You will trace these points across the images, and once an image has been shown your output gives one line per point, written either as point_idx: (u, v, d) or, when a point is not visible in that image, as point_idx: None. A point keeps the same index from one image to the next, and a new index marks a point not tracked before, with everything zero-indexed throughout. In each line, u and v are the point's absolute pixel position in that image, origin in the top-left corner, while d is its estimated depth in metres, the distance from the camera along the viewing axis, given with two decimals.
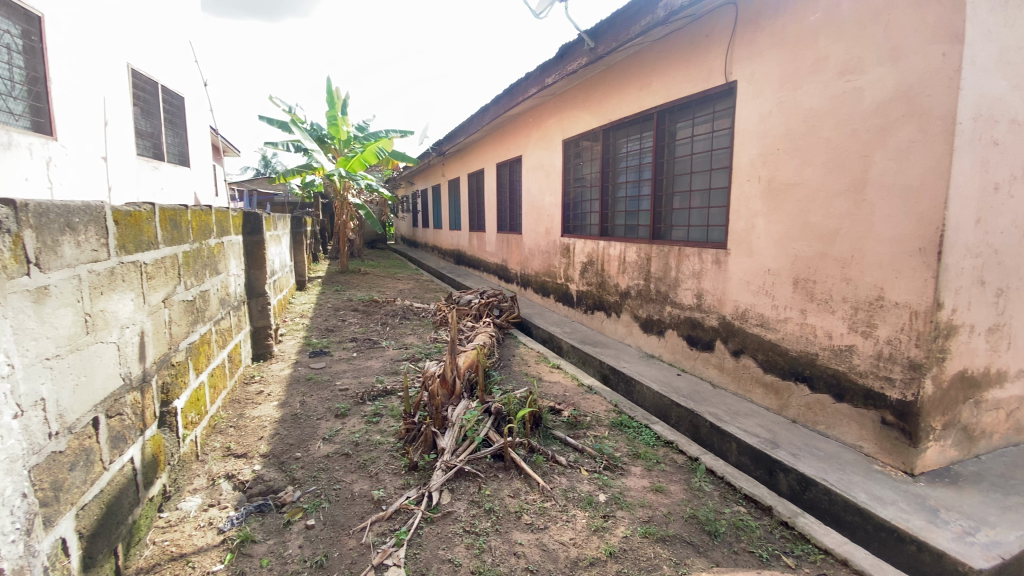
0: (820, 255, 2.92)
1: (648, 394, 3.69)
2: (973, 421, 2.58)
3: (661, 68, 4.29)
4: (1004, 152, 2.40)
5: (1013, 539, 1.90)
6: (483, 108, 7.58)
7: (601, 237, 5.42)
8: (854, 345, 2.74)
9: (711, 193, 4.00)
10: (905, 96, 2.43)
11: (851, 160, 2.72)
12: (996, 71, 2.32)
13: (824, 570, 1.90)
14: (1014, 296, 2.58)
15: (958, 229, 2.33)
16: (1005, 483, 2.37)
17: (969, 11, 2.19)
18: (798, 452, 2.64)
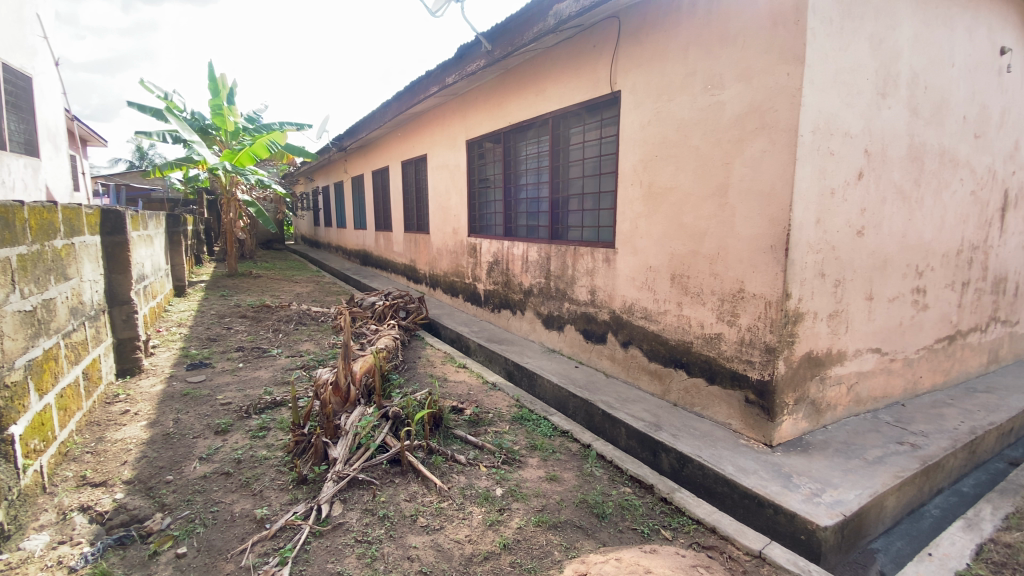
0: (693, 253, 3.21)
1: (549, 387, 3.83)
2: (819, 395, 2.98)
3: (556, 73, 4.46)
4: (838, 161, 2.80)
5: (850, 497, 2.22)
6: (384, 105, 7.38)
7: (505, 237, 5.51)
8: (722, 333, 3.05)
9: (601, 196, 4.23)
10: (758, 110, 2.75)
11: (716, 167, 3.02)
12: (831, 91, 2.68)
13: (696, 538, 2.09)
14: (847, 286, 3.01)
15: (801, 229, 2.67)
16: (845, 447, 2.76)
17: (807, 38, 2.51)
18: (678, 432, 2.88)
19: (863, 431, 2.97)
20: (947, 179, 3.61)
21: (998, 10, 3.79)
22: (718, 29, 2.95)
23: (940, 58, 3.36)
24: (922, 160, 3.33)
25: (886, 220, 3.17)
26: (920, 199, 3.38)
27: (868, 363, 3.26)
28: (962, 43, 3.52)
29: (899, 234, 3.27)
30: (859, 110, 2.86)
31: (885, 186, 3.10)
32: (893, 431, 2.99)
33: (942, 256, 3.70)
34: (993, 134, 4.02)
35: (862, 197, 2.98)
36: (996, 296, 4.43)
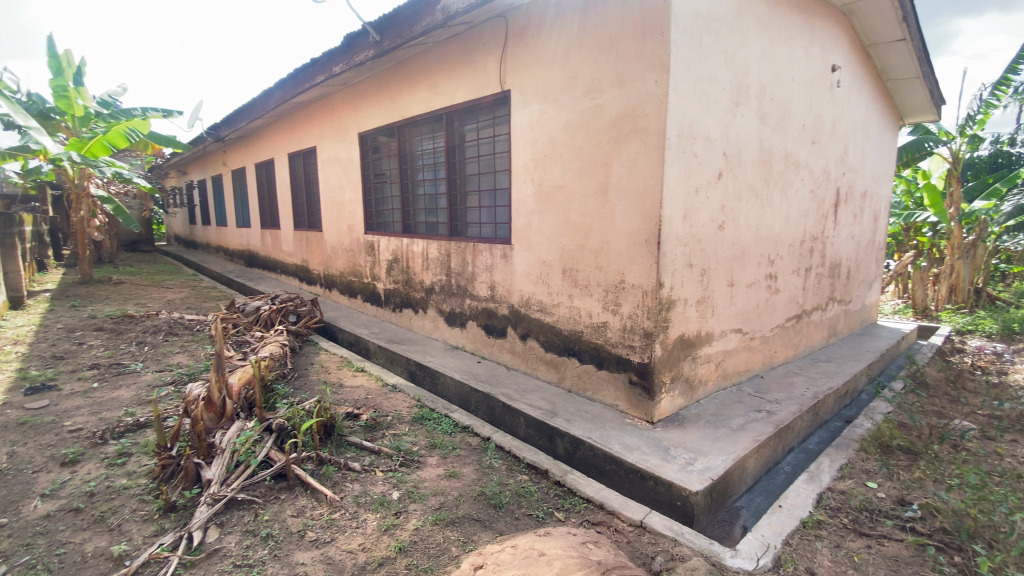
0: (581, 248, 3.38)
1: (450, 384, 3.82)
2: (692, 373, 3.30)
3: (448, 69, 4.42)
4: (700, 163, 3.10)
5: (717, 462, 2.49)
6: (266, 93, 6.84)
7: (403, 234, 5.39)
8: (608, 322, 3.25)
9: (496, 193, 4.29)
10: (632, 114, 2.96)
11: (598, 166, 3.20)
12: (693, 99, 2.96)
13: (586, 516, 2.22)
14: (712, 275, 3.37)
15: (670, 224, 2.93)
16: (714, 418, 3.08)
17: (670, 50, 2.75)
18: (571, 418, 3.03)
19: (730, 403, 3.34)
20: (791, 179, 4.16)
21: (828, 33, 4.41)
22: (597, 35, 3.12)
23: (783, 73, 3.85)
24: (770, 162, 3.80)
25: (743, 215, 3.58)
26: (769, 197, 3.86)
27: (733, 342, 3.67)
28: (800, 60, 4.06)
29: (754, 228, 3.72)
30: (717, 117, 3.19)
31: (740, 185, 3.50)
32: (754, 401, 3.39)
33: (789, 246, 4.25)
34: (827, 140, 4.70)
35: (721, 195, 3.33)
36: (833, 279, 5.20)
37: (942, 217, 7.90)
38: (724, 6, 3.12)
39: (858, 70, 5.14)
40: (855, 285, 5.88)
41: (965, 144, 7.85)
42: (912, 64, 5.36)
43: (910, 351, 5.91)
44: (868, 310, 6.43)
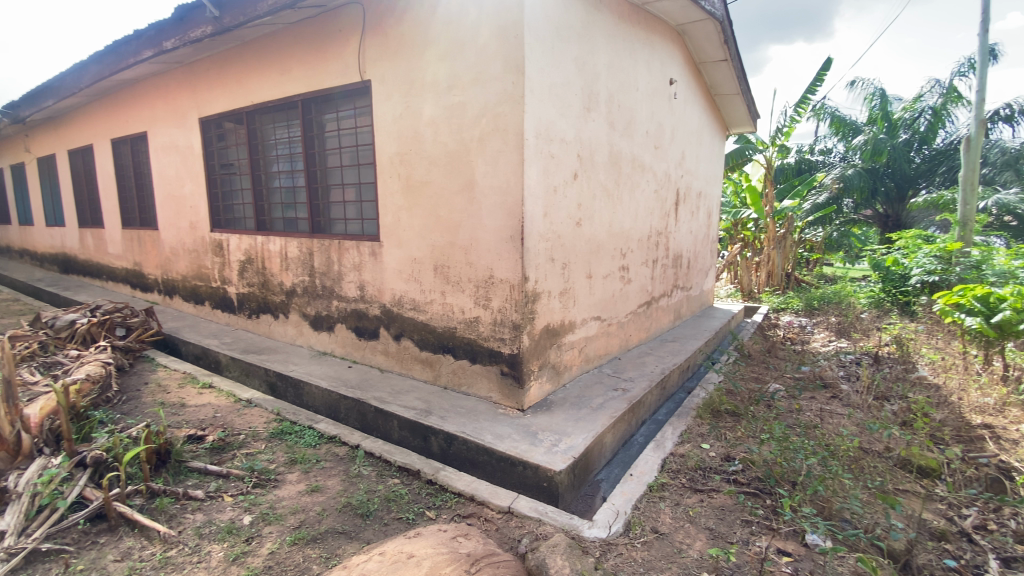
0: (450, 244, 3.38)
1: (317, 392, 3.58)
2: (558, 360, 3.50)
3: (302, 54, 4.11)
4: (557, 163, 3.28)
5: (579, 441, 2.67)
6: (77, 66, 5.75)
7: (257, 232, 4.90)
8: (479, 316, 3.30)
9: (361, 188, 4.11)
10: (492, 113, 3.03)
11: (462, 163, 3.22)
12: (548, 102, 3.12)
13: (457, 510, 2.25)
14: (573, 268, 3.60)
15: (532, 220, 3.07)
16: (579, 401, 3.30)
17: (525, 53, 2.86)
18: (446, 414, 3.03)
19: (592, 385, 3.60)
20: (638, 180, 4.60)
21: (665, 50, 4.94)
22: (457, 32, 3.12)
23: (628, 82, 4.23)
24: (620, 164, 4.16)
25: (597, 213, 3.87)
26: (620, 196, 4.23)
27: (594, 329, 3.96)
28: (643, 73, 4.50)
29: (607, 223, 4.04)
30: (570, 120, 3.40)
31: (594, 185, 3.78)
32: (613, 382, 3.70)
33: (638, 240, 4.70)
34: (667, 146, 5.27)
35: (577, 194, 3.56)
36: (676, 269, 5.87)
37: (760, 214, 9.30)
38: (573, 16, 3.33)
39: (691, 85, 5.84)
40: (695, 273, 6.71)
41: (776, 153, 9.35)
42: (732, 82, 6.23)
43: (738, 328, 6.89)
44: (706, 295, 7.37)
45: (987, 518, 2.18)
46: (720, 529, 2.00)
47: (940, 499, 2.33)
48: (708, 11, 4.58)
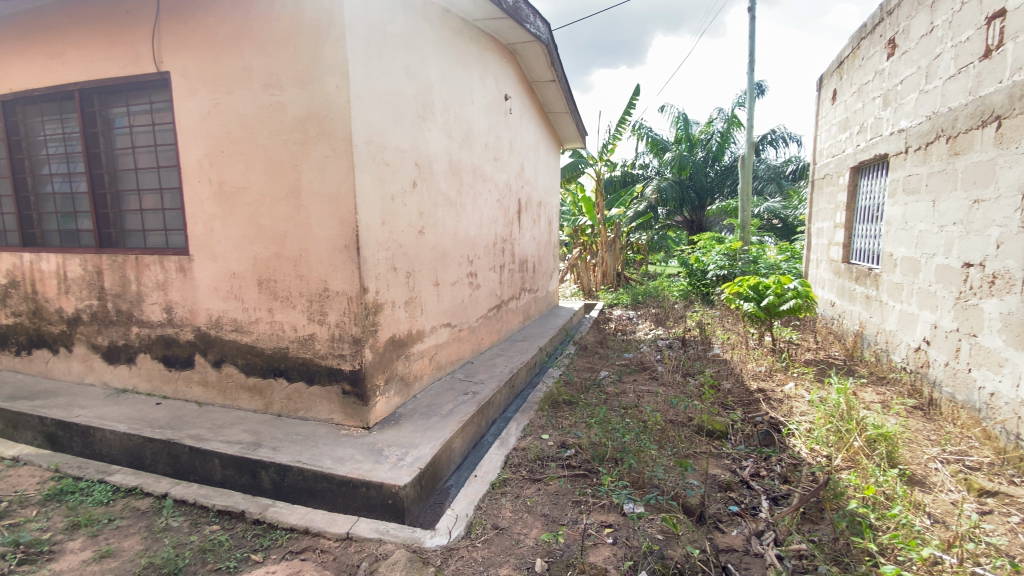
0: (275, 256, 3.08)
1: (112, 439, 2.97)
2: (406, 371, 3.41)
3: (76, 36, 3.42)
4: (393, 170, 3.22)
5: (426, 451, 2.64)
6: None
7: (23, 248, 3.94)
8: (314, 333, 3.06)
9: (163, 195, 3.55)
10: (315, 116, 2.86)
11: (286, 168, 2.98)
12: (378, 108, 3.05)
13: (288, 547, 2.17)
14: (417, 276, 3.55)
15: (368, 229, 2.96)
16: (428, 410, 3.26)
17: (349, 57, 2.76)
18: (279, 444, 2.75)
19: (443, 392, 3.59)
20: (480, 190, 4.74)
21: (498, 67, 5.17)
22: (272, 27, 2.89)
23: (463, 94, 4.34)
24: (460, 174, 4.25)
25: (439, 221, 3.88)
26: (462, 205, 4.31)
27: (443, 336, 3.95)
28: (477, 87, 4.65)
29: (451, 232, 4.08)
30: (404, 129, 3.37)
31: (434, 193, 3.79)
32: (463, 386, 3.73)
33: (483, 247, 4.83)
34: (506, 158, 5.53)
35: (417, 202, 3.54)
36: (522, 273, 6.16)
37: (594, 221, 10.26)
38: (399, 24, 3.30)
39: (526, 102, 6.22)
40: (540, 277, 7.12)
41: (605, 167, 10.44)
42: (561, 101, 6.78)
43: (580, 324, 7.47)
44: (551, 296, 7.89)
45: (759, 465, 2.66)
46: (553, 514, 2.14)
47: (728, 455, 2.78)
48: (534, 34, 4.92)
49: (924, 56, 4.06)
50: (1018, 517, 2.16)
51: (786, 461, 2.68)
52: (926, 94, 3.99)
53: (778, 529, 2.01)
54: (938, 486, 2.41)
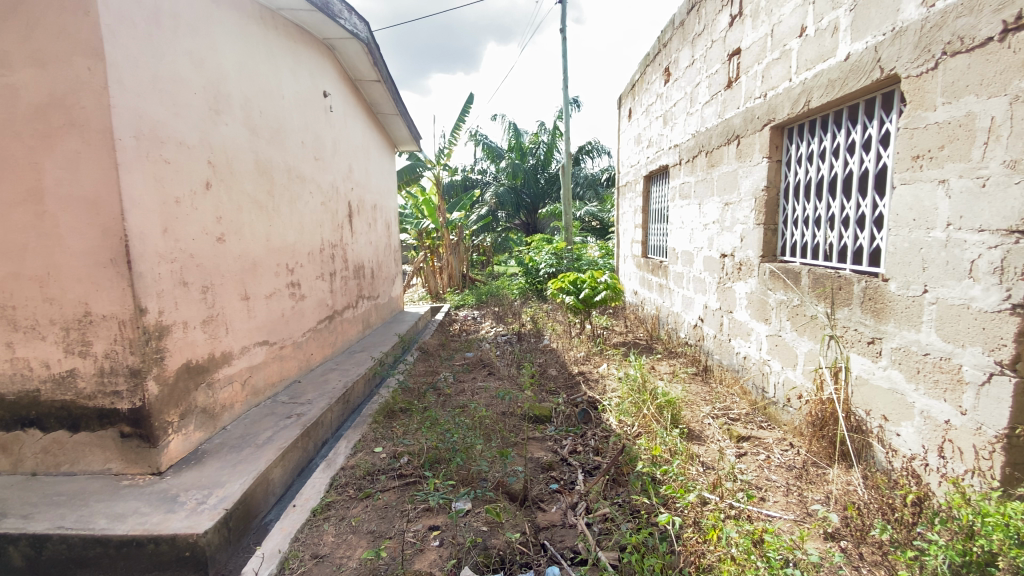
0: (11, 276, 2.44)
1: None
2: (209, 402, 2.99)
3: None
4: (176, 170, 2.79)
5: (234, 488, 2.34)
6: None
7: None
8: (76, 368, 2.50)
9: None
10: (60, 103, 2.33)
11: (19, 165, 2.37)
12: (150, 97, 2.62)
13: None
14: (218, 290, 3.13)
15: (142, 239, 2.51)
16: (239, 442, 2.90)
17: (102, 34, 2.31)
18: (29, 511, 2.19)
19: (260, 419, 3.23)
20: (298, 192, 4.37)
21: (313, 60, 4.82)
22: None
23: (270, 88, 3.95)
24: (270, 174, 3.86)
25: (245, 227, 3.48)
26: (275, 208, 3.92)
27: (259, 356, 3.55)
28: (287, 80, 4.28)
29: (262, 238, 3.68)
30: (190, 122, 2.94)
31: (236, 196, 3.38)
32: (286, 409, 3.40)
33: (307, 254, 4.47)
34: (330, 158, 5.19)
35: (213, 205, 3.12)
36: (358, 280, 5.85)
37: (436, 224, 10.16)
38: (179, 3, 2.88)
39: (350, 100, 5.92)
40: (380, 282, 6.84)
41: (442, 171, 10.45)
42: (389, 102, 6.60)
43: (426, 327, 7.37)
44: (394, 301, 7.66)
45: (576, 442, 2.93)
46: (380, 528, 2.08)
47: (550, 437, 3.01)
48: (350, 31, 4.71)
49: (690, 84, 4.88)
50: (762, 454, 2.72)
51: (599, 435, 3.00)
52: (692, 116, 4.80)
53: (588, 498, 2.24)
54: (710, 438, 2.93)
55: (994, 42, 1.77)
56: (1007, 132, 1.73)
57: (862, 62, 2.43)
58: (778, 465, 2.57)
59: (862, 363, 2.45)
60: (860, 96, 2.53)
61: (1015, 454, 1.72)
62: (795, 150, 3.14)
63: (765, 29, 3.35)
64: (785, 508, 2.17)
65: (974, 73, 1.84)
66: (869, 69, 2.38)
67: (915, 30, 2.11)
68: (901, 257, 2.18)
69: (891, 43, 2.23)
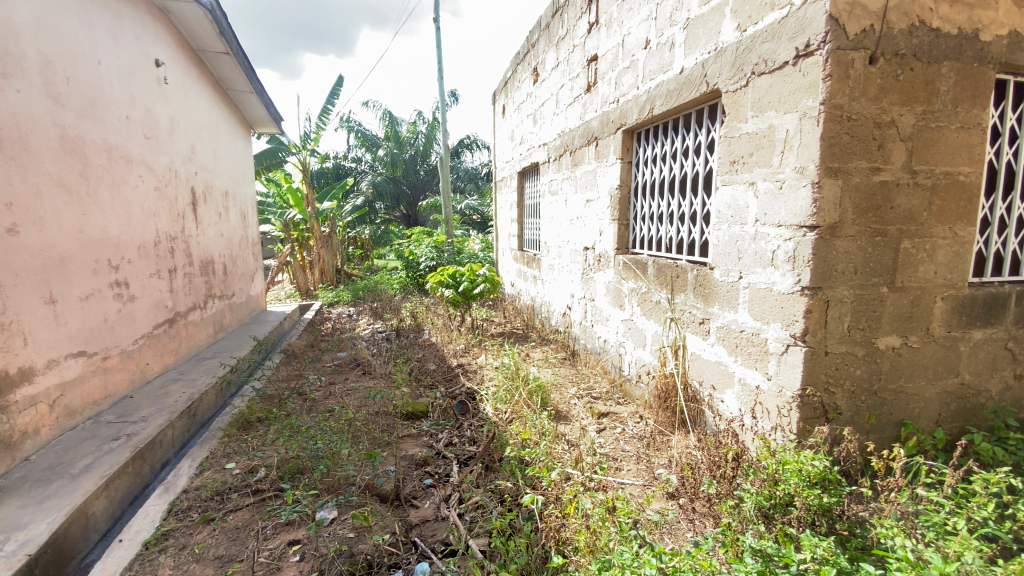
0: None
1: None
2: (4, 429, 2.45)
3: None
4: None
5: (42, 529, 1.97)
6: None
7: None
8: None
9: None
10: None
11: None
12: None
13: None
14: (12, 292, 2.57)
15: None
16: (49, 473, 2.43)
17: None
18: None
19: (77, 444, 2.74)
20: (123, 176, 3.75)
21: (139, 22, 4.14)
22: None
23: (81, 51, 3.32)
24: (83, 154, 3.25)
25: (49, 216, 2.90)
26: (91, 194, 3.32)
27: (75, 369, 3.00)
28: (105, 42, 3.62)
29: (72, 230, 3.09)
30: None
31: (35, 178, 2.80)
32: (112, 430, 2.92)
33: (137, 249, 3.85)
34: (165, 138, 4.51)
35: (1, 189, 2.55)
36: (206, 277, 5.21)
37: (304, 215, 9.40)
38: None
39: (191, 73, 5.21)
40: (235, 279, 6.16)
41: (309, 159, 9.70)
42: (242, 79, 5.94)
43: (293, 327, 6.82)
44: (255, 300, 6.97)
45: (452, 434, 2.94)
46: (231, 552, 1.89)
47: (425, 432, 2.98)
48: None
49: (555, 85, 5.12)
50: (619, 427, 2.98)
51: (474, 424, 3.03)
52: (558, 116, 5.05)
53: (460, 489, 2.26)
54: (575, 417, 3.14)
55: (789, 65, 2.09)
56: (797, 143, 2.06)
57: (693, 75, 2.75)
58: (631, 436, 2.85)
59: (695, 341, 2.79)
60: (693, 106, 2.86)
61: (805, 410, 2.09)
62: (643, 152, 3.46)
63: (617, 38, 3.63)
64: (636, 474, 2.41)
65: (774, 91, 2.17)
66: (700, 82, 2.69)
67: (733, 51, 2.42)
68: (724, 249, 2.52)
69: (714, 60, 2.56)
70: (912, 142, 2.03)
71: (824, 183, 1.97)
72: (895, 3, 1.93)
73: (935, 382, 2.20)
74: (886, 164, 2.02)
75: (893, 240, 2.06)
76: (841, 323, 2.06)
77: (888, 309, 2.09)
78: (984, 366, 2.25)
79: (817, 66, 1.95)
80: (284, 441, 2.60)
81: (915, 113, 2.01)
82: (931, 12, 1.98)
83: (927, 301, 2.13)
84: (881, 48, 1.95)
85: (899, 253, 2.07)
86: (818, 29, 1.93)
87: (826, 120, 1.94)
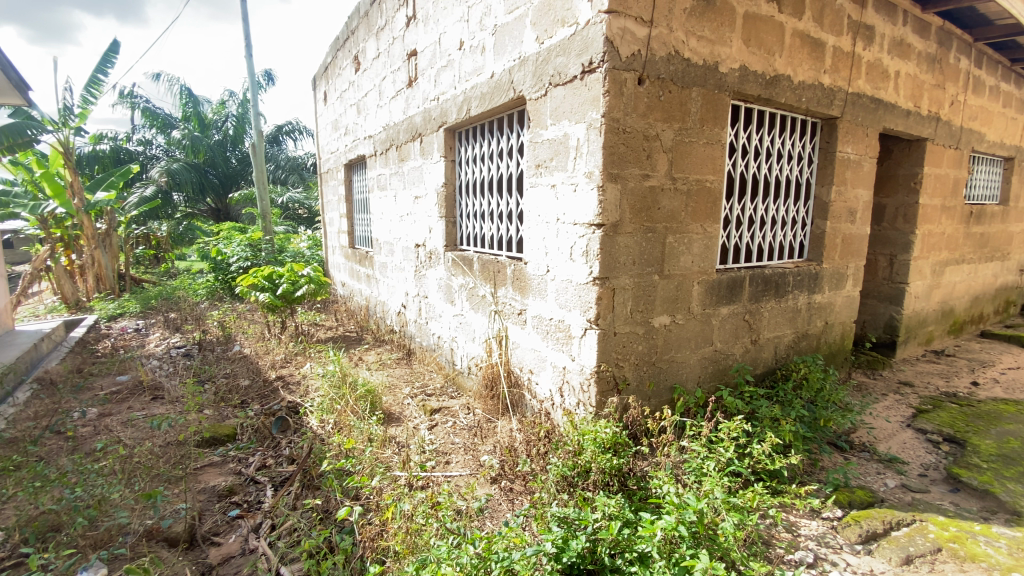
0: None
1: None
2: None
3: None
4: None
5: None
6: None
7: None
8: None
9: None
10: None
11: None
12: None
13: None
14: None
15: None
16: None
17: None
18: None
19: None
20: None
21: None
22: None
23: None
24: None
25: None
26: None
27: None
28: None
29: None
30: None
31: None
32: None
33: None
34: None
35: None
36: None
37: (69, 208, 7.57)
38: None
39: None
40: None
41: (74, 138, 7.85)
42: None
43: (56, 349, 5.47)
44: None
45: (266, 455, 2.67)
46: None
47: (233, 457, 2.66)
48: None
49: (378, 76, 4.93)
50: (450, 421, 3.03)
51: (293, 441, 2.79)
52: (381, 108, 4.89)
53: (273, 514, 2.08)
54: (406, 417, 3.10)
55: (578, 79, 2.33)
56: (585, 150, 2.31)
57: (502, 81, 2.89)
58: (461, 428, 2.93)
59: (514, 331, 2.97)
60: (505, 110, 3.01)
61: (601, 384, 2.38)
62: (464, 151, 3.54)
63: (433, 36, 3.64)
64: (464, 465, 2.48)
65: (567, 102, 2.39)
66: (508, 87, 2.84)
67: (534, 61, 2.61)
68: (533, 244, 2.71)
69: (519, 68, 2.73)
70: (671, 153, 2.42)
71: (606, 187, 2.25)
72: (656, 33, 2.27)
73: (697, 350, 2.68)
74: (653, 171, 2.38)
75: (661, 235, 2.44)
76: (625, 308, 2.39)
77: (660, 293, 2.49)
78: (730, 335, 2.82)
79: (598, 83, 2.20)
80: (28, 495, 2.06)
81: (674, 129, 2.41)
82: (683, 44, 2.38)
83: (688, 285, 2.58)
84: (646, 71, 2.28)
85: (666, 246, 2.47)
86: (597, 49, 2.19)
87: (605, 131, 2.21)
